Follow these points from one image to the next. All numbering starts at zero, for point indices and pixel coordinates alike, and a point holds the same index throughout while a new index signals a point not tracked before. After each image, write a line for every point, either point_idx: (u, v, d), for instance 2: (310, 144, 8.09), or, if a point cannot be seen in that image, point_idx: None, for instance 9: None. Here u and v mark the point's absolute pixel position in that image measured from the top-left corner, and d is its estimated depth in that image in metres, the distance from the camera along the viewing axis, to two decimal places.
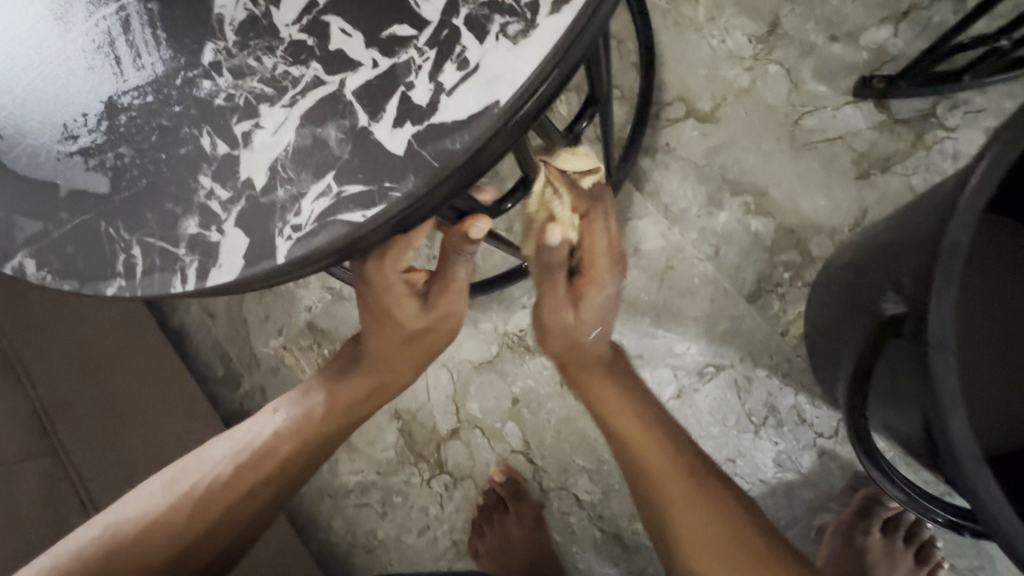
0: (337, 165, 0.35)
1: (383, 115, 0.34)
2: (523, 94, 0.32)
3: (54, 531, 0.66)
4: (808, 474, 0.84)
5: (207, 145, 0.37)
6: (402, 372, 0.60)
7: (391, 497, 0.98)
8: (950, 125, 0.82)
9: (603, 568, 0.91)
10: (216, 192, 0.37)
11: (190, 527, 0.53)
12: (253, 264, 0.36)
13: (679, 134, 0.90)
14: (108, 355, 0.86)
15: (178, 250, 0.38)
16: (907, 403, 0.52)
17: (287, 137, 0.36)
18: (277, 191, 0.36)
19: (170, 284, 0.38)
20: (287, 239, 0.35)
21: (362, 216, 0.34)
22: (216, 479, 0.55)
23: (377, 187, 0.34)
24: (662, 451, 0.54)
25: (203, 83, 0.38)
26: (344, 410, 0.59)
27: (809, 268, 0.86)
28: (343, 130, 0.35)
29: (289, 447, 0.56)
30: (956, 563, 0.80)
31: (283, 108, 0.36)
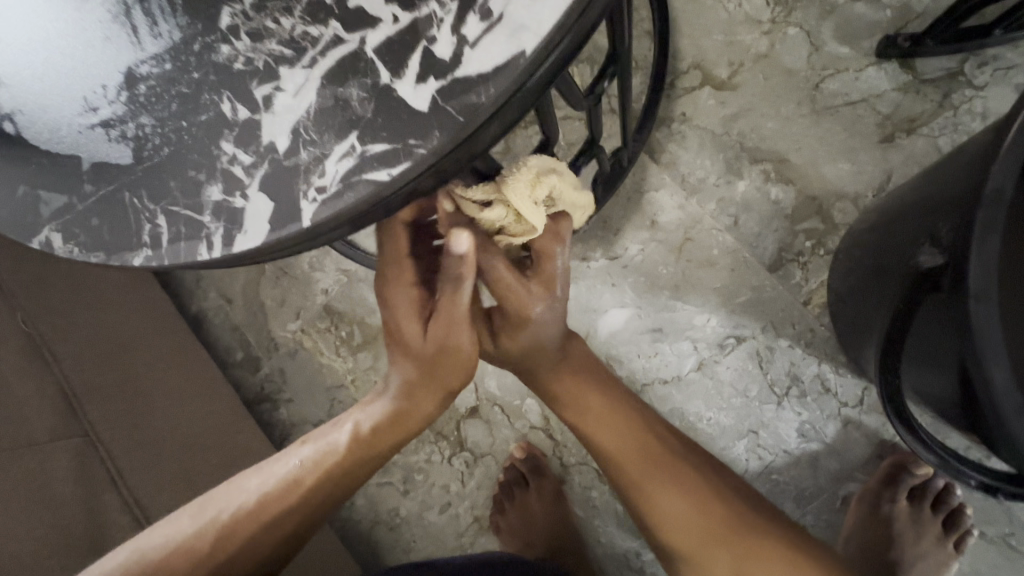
0: (361, 124, 0.34)
1: (406, 72, 0.34)
2: (549, 44, 0.32)
3: (88, 510, 0.67)
4: (832, 444, 0.83)
5: (228, 110, 0.37)
6: (425, 409, 0.59)
7: (413, 475, 0.99)
8: (978, 84, 0.80)
9: (626, 542, 0.91)
10: (238, 158, 0.37)
11: (212, 556, 0.53)
12: (280, 227, 0.36)
13: (695, 103, 0.88)
14: (131, 338, 0.87)
15: (203, 217, 0.37)
16: (941, 362, 0.50)
17: (308, 99, 0.35)
18: (301, 154, 0.35)
19: (196, 251, 0.37)
20: (312, 201, 0.35)
21: (387, 175, 0.34)
22: (243, 508, 0.55)
23: (401, 145, 0.33)
24: (619, 438, 0.59)
25: (221, 48, 0.38)
26: (367, 442, 0.58)
27: (831, 236, 0.84)
28: (365, 88, 0.34)
29: (314, 477, 0.57)
30: (986, 530, 0.79)
31: (303, 69, 0.36)
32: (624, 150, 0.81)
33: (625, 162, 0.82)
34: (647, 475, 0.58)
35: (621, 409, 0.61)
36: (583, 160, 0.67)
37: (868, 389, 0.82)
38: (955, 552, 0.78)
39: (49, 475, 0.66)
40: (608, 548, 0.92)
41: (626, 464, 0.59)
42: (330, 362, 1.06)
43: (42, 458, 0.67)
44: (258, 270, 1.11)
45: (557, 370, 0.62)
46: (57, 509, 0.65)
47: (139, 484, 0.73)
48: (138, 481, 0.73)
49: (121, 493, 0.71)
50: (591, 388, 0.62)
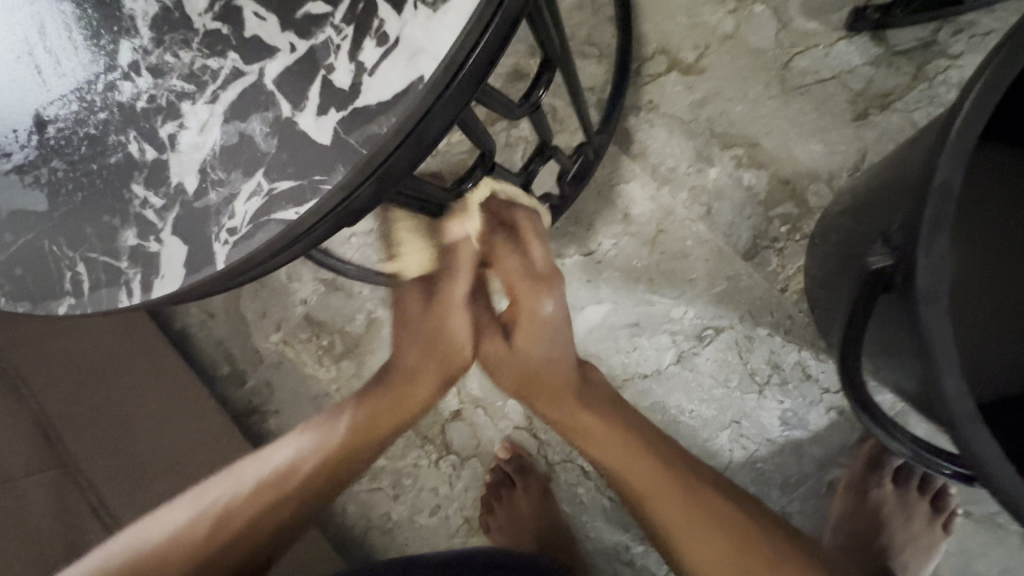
0: (265, 160, 0.33)
1: (306, 103, 0.33)
2: (447, 67, 0.30)
3: (69, 542, 0.68)
4: (816, 430, 0.82)
5: (136, 151, 0.36)
6: (446, 366, 0.64)
7: (402, 480, 0.99)
8: (953, 53, 0.76)
9: (615, 536, 0.91)
10: (150, 201, 0.36)
11: (251, 521, 0.58)
12: (193, 272, 0.34)
13: (663, 90, 0.86)
14: (113, 363, 0.87)
15: (120, 263, 0.36)
16: (904, 360, 0.48)
17: (212, 136, 0.34)
18: (210, 194, 0.34)
19: (117, 299, 0.37)
20: (223, 243, 0.34)
21: (295, 214, 0.32)
22: (280, 469, 0.60)
23: (307, 181, 0.32)
24: (637, 467, 0.61)
25: (124, 86, 0.37)
26: (390, 406, 0.64)
27: (807, 220, 0.82)
28: (267, 122, 0.34)
29: (343, 443, 0.61)
30: (972, 510, 0.79)
31: (205, 105, 0.35)
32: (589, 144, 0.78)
33: (590, 155, 0.79)
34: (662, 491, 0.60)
35: (616, 430, 0.63)
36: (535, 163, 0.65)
37: None
38: (943, 533, 0.78)
39: (27, 510, 0.67)
40: (598, 543, 0.92)
41: (641, 488, 0.60)
42: (313, 372, 1.06)
43: (19, 494, 0.68)
44: None
45: (538, 387, 0.65)
46: (35, 544, 0.66)
47: (123, 510, 0.74)
48: (121, 508, 0.74)
49: (103, 520, 0.72)
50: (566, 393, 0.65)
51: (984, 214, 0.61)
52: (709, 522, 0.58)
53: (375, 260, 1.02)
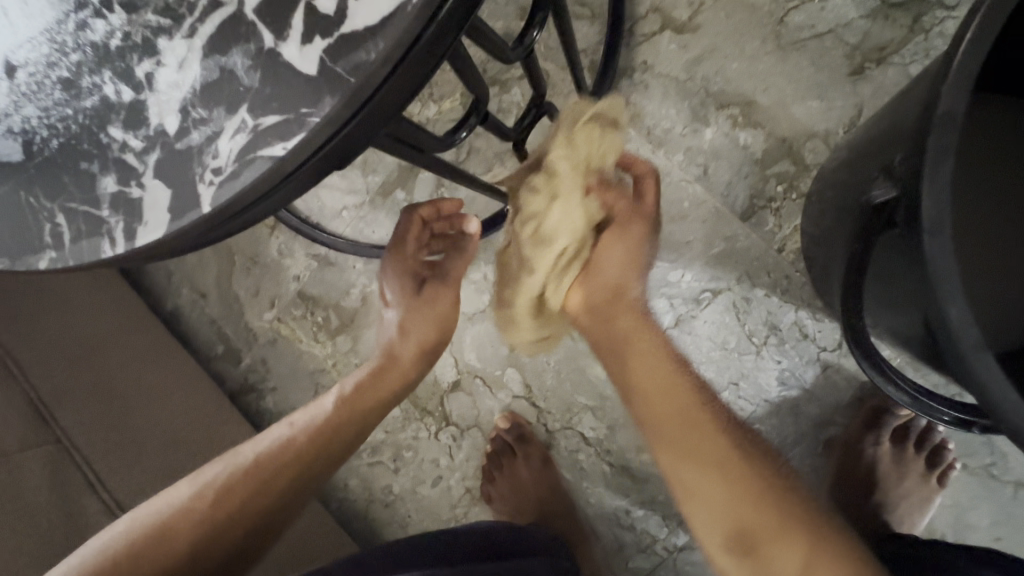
0: (249, 95, 0.32)
1: (290, 33, 0.32)
2: None
3: (66, 515, 0.68)
4: (813, 390, 0.82)
5: (112, 93, 0.35)
6: (404, 361, 0.72)
7: (402, 452, 0.99)
8: (950, 3, 0.75)
9: (615, 501, 0.92)
10: (129, 144, 0.35)
11: (210, 514, 0.58)
12: (179, 216, 0.33)
13: (656, 50, 0.84)
14: (100, 338, 0.85)
15: (102, 212, 0.35)
16: (905, 301, 0.47)
17: (191, 72, 0.33)
18: (192, 135, 0.33)
19: (99, 249, 0.35)
20: (208, 185, 0.33)
21: (283, 149, 0.31)
22: (241, 466, 0.61)
23: (293, 114, 0.31)
24: (672, 395, 0.68)
25: (96, 24, 0.35)
26: (352, 401, 0.67)
27: (804, 178, 0.81)
28: (249, 55, 0.33)
29: (305, 436, 0.64)
30: (967, 463, 0.79)
31: (182, 40, 0.34)
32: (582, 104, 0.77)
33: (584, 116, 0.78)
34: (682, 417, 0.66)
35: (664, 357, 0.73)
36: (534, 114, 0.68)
37: None
38: (938, 488, 0.79)
39: (22, 486, 0.66)
40: (598, 509, 0.92)
41: (670, 416, 0.66)
42: (309, 349, 1.05)
43: (15, 468, 0.67)
44: (228, 261, 1.09)
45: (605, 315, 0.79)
46: (34, 519, 0.65)
47: (121, 485, 0.74)
48: (118, 482, 0.74)
49: (101, 495, 0.72)
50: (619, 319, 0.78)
51: (980, 164, 0.61)
52: (740, 475, 0.60)
53: (368, 233, 1.00)
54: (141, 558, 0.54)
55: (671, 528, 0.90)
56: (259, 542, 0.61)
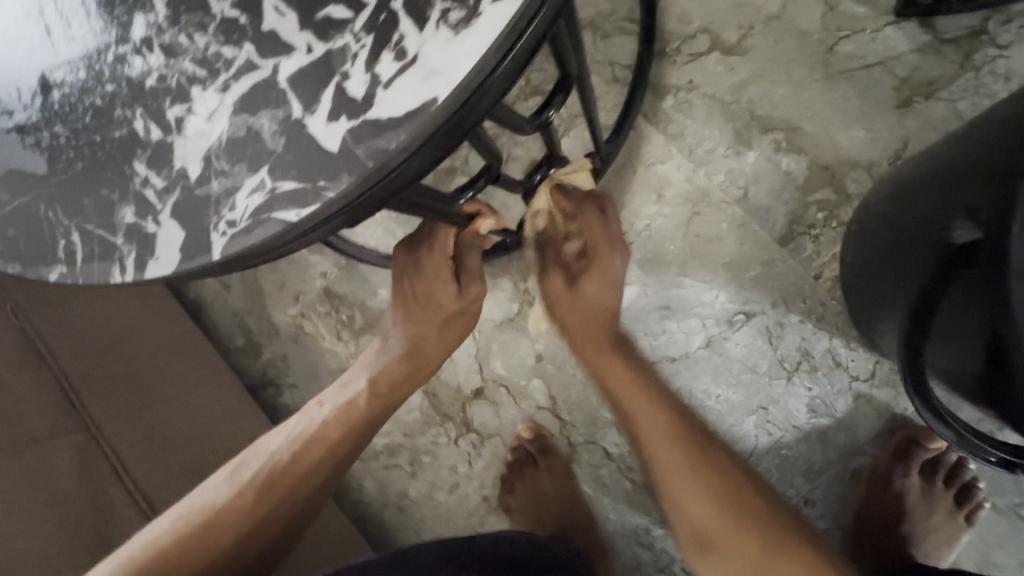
0: (271, 159, 0.34)
1: (318, 107, 0.33)
2: (462, 91, 0.31)
3: (94, 505, 0.67)
4: (842, 418, 0.82)
5: (140, 129, 0.37)
6: (433, 353, 0.72)
7: (420, 457, 0.98)
8: (1002, 43, 0.76)
9: (635, 518, 0.91)
10: (150, 181, 0.36)
11: (259, 508, 0.59)
12: (189, 258, 0.35)
13: (703, 70, 0.85)
14: (129, 330, 0.85)
15: (116, 238, 0.37)
16: (967, 337, 0.48)
17: (220, 125, 0.35)
18: (211, 184, 0.35)
19: (109, 274, 0.37)
20: (221, 234, 0.34)
21: (296, 216, 0.33)
22: (280, 459, 0.63)
23: (311, 185, 0.33)
24: (643, 403, 0.66)
25: (134, 61, 0.37)
26: (385, 394, 0.69)
27: (845, 207, 0.81)
28: (276, 120, 0.34)
29: (341, 429, 0.65)
30: (996, 501, 0.79)
31: (216, 93, 0.35)
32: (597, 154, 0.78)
33: (597, 163, 0.79)
34: (647, 419, 0.65)
35: (633, 371, 0.69)
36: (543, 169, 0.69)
37: (881, 362, 0.81)
38: (966, 525, 0.78)
39: (47, 473, 0.65)
40: (618, 526, 0.91)
41: (644, 425, 0.65)
42: (332, 347, 1.04)
43: (40, 453, 0.66)
44: None
45: (590, 329, 0.72)
46: (59, 504, 0.64)
47: (147, 475, 0.73)
48: (144, 473, 0.73)
49: (127, 485, 0.71)
50: (616, 355, 0.70)
51: None
52: (714, 496, 0.58)
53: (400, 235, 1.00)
54: (189, 553, 0.55)
55: None
56: (301, 526, 0.64)
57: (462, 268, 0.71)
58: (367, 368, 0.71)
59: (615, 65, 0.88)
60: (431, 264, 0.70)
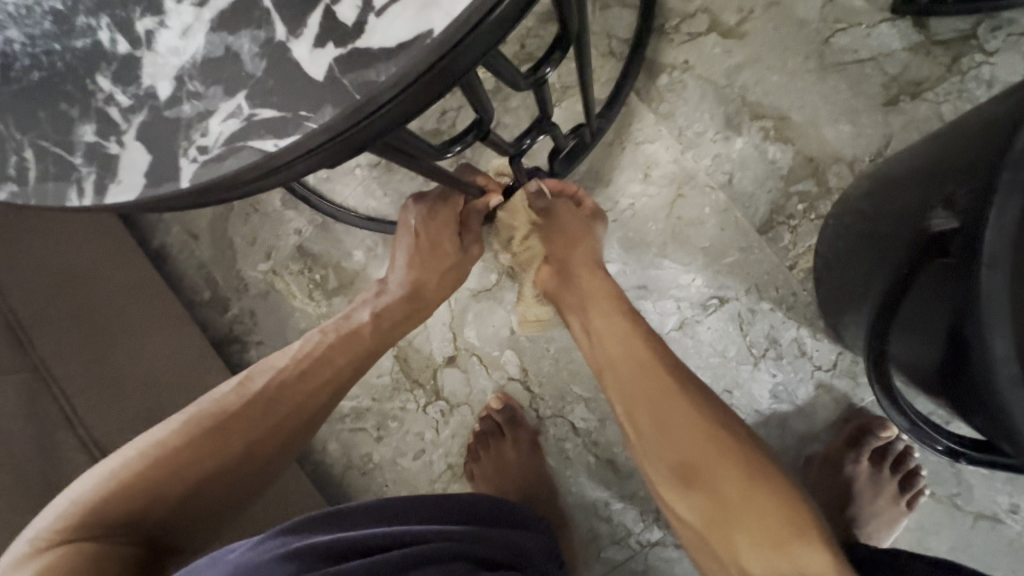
0: (250, 83, 0.31)
1: (304, 31, 0.31)
2: (460, 25, 0.29)
3: (42, 450, 0.64)
4: (803, 406, 0.85)
5: (106, 41, 0.34)
6: (434, 296, 0.73)
7: (387, 421, 0.98)
8: (989, 49, 0.77)
9: (596, 491, 0.92)
10: (115, 98, 0.34)
11: (260, 424, 0.62)
12: (155, 184, 0.33)
13: (699, 50, 0.84)
14: (83, 270, 0.81)
15: (75, 158, 0.34)
16: (931, 328, 0.50)
17: (194, 42, 0.32)
18: (182, 106, 0.32)
19: (65, 196, 0.34)
20: (191, 161, 0.32)
21: (274, 146, 0.31)
22: (284, 379, 0.64)
23: (291, 115, 0.31)
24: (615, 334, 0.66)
25: None
26: (387, 330, 0.69)
27: (824, 200, 0.82)
28: (258, 43, 0.31)
29: (344, 358, 0.66)
30: (935, 491, 0.83)
31: (192, 7, 0.32)
32: (586, 126, 0.76)
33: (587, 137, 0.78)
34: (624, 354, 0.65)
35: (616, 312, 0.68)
36: (533, 136, 0.65)
37: (844, 354, 0.83)
38: (908, 511, 0.82)
39: None
40: (578, 498, 0.93)
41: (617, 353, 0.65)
42: (302, 306, 1.01)
43: None
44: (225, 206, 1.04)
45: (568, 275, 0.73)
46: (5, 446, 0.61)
47: (99, 423, 0.70)
48: (96, 421, 0.70)
49: (77, 432, 0.68)
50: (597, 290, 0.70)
51: None
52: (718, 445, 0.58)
53: (381, 196, 0.97)
54: (189, 460, 0.58)
55: (647, 524, 0.91)
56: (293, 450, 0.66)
57: (468, 227, 0.74)
58: (372, 301, 0.70)
59: (612, 37, 0.86)
60: (442, 218, 0.72)
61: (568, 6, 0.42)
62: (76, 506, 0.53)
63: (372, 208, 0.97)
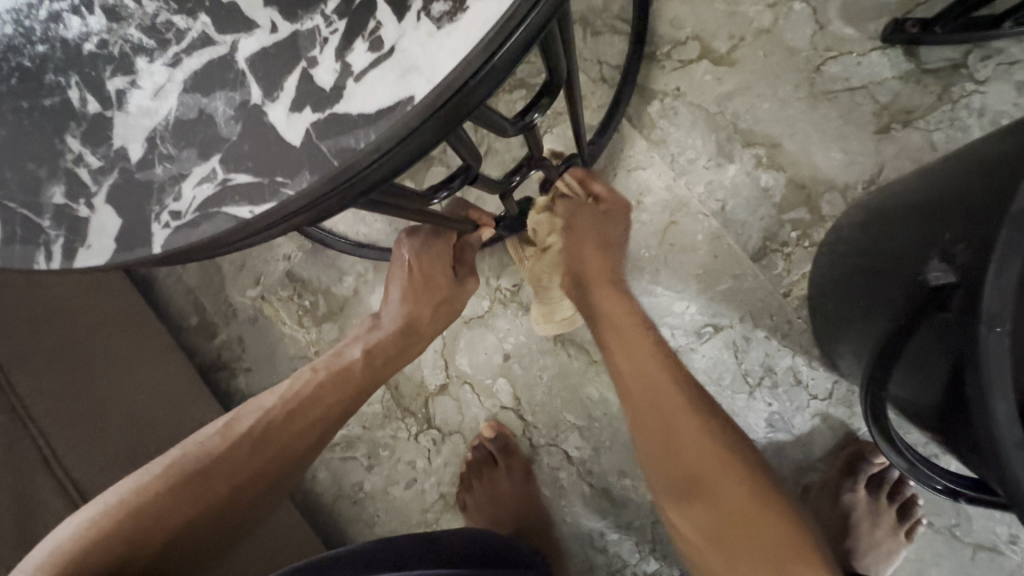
0: (224, 147, 0.30)
1: (280, 95, 0.30)
2: (441, 93, 0.28)
3: (18, 497, 0.62)
4: (799, 435, 0.84)
5: (75, 99, 0.33)
6: (429, 331, 0.72)
7: (378, 450, 0.96)
8: (980, 78, 0.77)
9: (591, 521, 0.91)
10: (85, 159, 0.32)
11: (245, 466, 0.60)
12: (126, 248, 0.31)
13: (690, 78, 0.84)
14: (71, 303, 0.79)
15: (43, 220, 0.33)
16: (931, 370, 0.50)
17: (167, 103, 0.31)
18: (155, 169, 0.31)
19: (33, 259, 0.33)
20: (163, 226, 0.31)
21: (249, 212, 0.30)
22: (274, 420, 0.62)
23: (267, 180, 0.30)
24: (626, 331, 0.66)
25: (71, 22, 0.33)
26: (378, 367, 0.68)
27: (818, 228, 0.81)
28: (232, 105, 0.31)
29: (334, 397, 0.65)
30: (932, 520, 0.82)
31: (164, 68, 0.32)
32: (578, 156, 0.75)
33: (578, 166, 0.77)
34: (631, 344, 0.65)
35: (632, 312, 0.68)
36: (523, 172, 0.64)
37: (839, 382, 0.82)
38: (906, 540, 0.81)
39: None
40: (573, 528, 0.91)
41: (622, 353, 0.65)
42: (291, 333, 1.00)
43: None
44: None
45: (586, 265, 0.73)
46: None
47: (78, 463, 0.68)
48: (76, 462, 0.68)
49: (56, 474, 0.66)
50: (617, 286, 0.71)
51: None
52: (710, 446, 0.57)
53: (371, 221, 0.96)
54: (173, 507, 0.55)
55: (643, 554, 0.90)
56: (279, 491, 0.64)
57: (461, 258, 0.74)
58: (362, 339, 0.69)
59: (603, 64, 0.85)
60: (435, 249, 0.71)
61: (556, 54, 0.41)
62: (54, 557, 0.50)
63: (362, 234, 0.95)
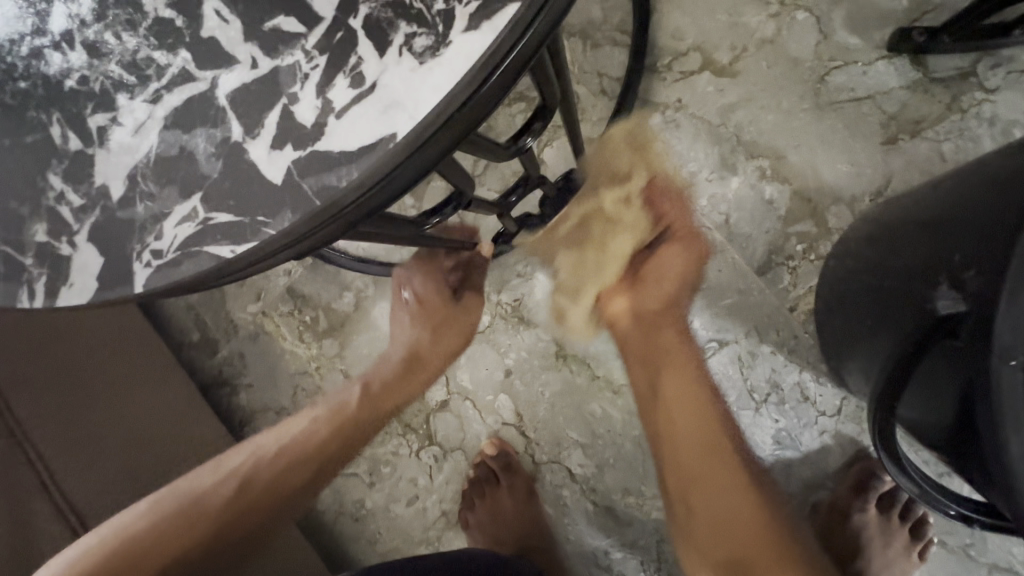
0: (205, 185, 0.30)
1: (261, 131, 0.29)
2: (424, 129, 0.27)
3: (15, 523, 0.62)
4: (807, 453, 0.82)
5: (57, 136, 0.32)
6: (428, 359, 0.70)
7: (379, 467, 0.95)
8: (990, 86, 0.75)
9: (596, 540, 0.89)
10: (67, 196, 0.32)
11: (232, 503, 0.59)
12: (107, 288, 0.31)
13: (692, 89, 0.82)
14: (71, 324, 0.79)
15: (25, 258, 0.32)
16: (942, 396, 0.48)
17: (148, 140, 0.31)
18: (136, 207, 0.31)
19: (15, 298, 0.32)
20: (145, 266, 0.30)
21: (230, 252, 0.29)
22: (265, 454, 0.62)
23: (248, 220, 0.29)
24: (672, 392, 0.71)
25: (53, 58, 0.32)
26: (374, 399, 0.66)
27: (824, 241, 0.80)
28: (213, 142, 0.30)
29: (326, 430, 0.64)
30: (946, 540, 0.80)
31: (145, 104, 0.31)
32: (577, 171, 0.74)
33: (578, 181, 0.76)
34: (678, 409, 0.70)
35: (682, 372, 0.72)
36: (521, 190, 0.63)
37: (848, 399, 0.80)
38: (918, 561, 0.79)
39: None
40: (577, 547, 0.90)
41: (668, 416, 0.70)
42: (292, 349, 0.99)
43: None
44: None
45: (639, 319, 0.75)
46: None
47: (76, 487, 0.67)
48: (74, 486, 0.67)
49: (54, 498, 0.66)
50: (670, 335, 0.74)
51: None
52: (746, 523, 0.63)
53: None
54: (159, 546, 0.56)
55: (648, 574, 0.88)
56: (273, 522, 0.63)
57: (467, 281, 0.72)
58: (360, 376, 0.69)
59: (603, 77, 0.84)
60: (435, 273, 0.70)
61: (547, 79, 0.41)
62: None
63: (362, 249, 0.95)
